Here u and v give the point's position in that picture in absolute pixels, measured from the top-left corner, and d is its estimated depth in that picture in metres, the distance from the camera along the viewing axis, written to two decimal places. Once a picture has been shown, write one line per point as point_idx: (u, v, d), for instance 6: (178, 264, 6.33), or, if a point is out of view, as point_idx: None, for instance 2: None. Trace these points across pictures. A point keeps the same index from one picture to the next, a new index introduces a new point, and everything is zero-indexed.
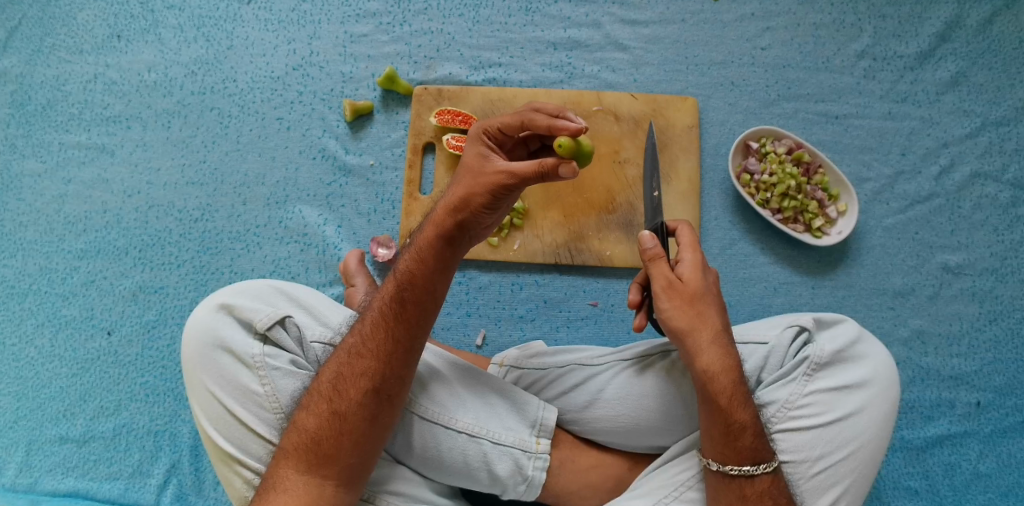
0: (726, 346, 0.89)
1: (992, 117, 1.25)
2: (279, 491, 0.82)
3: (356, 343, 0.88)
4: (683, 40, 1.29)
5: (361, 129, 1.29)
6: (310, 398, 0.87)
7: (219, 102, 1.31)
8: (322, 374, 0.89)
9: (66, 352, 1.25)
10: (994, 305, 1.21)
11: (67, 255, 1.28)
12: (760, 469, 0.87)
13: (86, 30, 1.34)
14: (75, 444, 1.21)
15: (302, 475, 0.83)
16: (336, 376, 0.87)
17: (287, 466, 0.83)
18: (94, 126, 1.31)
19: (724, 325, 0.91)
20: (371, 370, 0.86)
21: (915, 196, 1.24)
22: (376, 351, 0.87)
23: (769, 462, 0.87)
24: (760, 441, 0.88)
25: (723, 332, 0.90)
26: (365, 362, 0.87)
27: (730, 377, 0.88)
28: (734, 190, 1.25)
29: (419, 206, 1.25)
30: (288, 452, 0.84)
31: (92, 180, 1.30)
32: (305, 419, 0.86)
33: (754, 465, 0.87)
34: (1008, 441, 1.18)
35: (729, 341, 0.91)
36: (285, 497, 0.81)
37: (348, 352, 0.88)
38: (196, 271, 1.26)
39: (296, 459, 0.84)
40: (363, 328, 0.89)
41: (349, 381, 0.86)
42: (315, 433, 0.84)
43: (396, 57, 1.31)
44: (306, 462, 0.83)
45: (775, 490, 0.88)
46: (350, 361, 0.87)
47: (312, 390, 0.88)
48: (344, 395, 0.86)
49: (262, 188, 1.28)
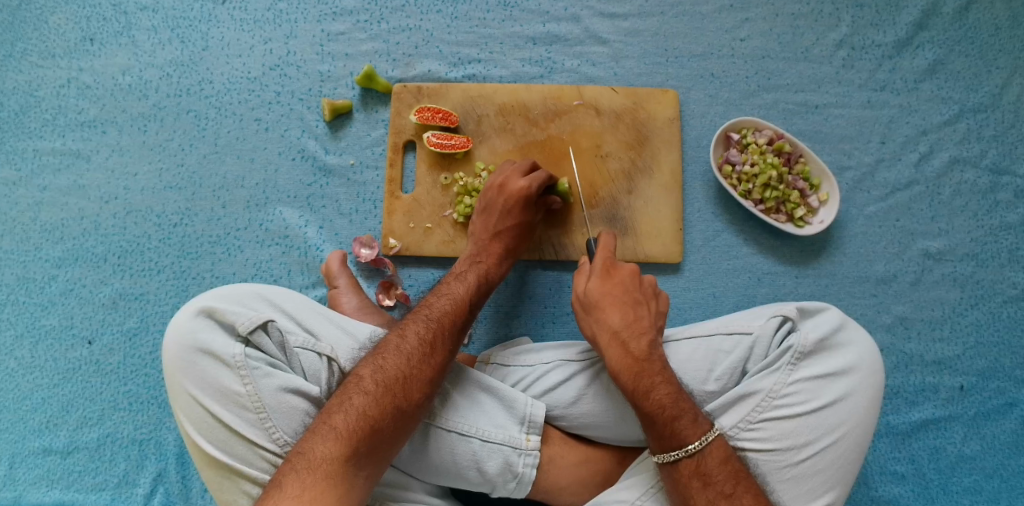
0: (628, 343, 0.97)
1: (970, 104, 1.26)
2: (319, 473, 0.80)
3: (423, 348, 0.92)
4: (662, 33, 1.29)
5: (340, 128, 1.28)
6: (374, 385, 0.87)
7: (195, 104, 1.30)
8: (386, 365, 0.89)
9: (47, 363, 1.23)
10: (975, 290, 1.22)
11: (45, 264, 1.26)
12: (681, 453, 0.89)
13: (57, 34, 1.31)
14: (59, 456, 1.20)
15: (344, 459, 0.81)
16: (405, 374, 0.89)
17: (331, 447, 0.81)
18: (69, 132, 1.29)
19: (630, 322, 0.99)
20: (435, 381, 0.91)
21: (896, 184, 1.25)
22: (439, 366, 0.92)
23: (693, 444, 0.89)
24: (678, 424, 0.90)
25: (624, 330, 0.98)
26: (431, 372, 0.91)
27: (629, 367, 0.95)
28: (716, 181, 1.25)
29: (401, 204, 1.24)
30: (339, 433, 0.83)
31: (68, 187, 1.28)
32: (365, 406, 0.85)
33: (677, 450, 0.90)
34: (992, 424, 1.19)
35: (640, 335, 0.98)
36: (323, 480, 0.79)
37: (418, 354, 0.91)
38: (177, 277, 1.25)
39: (345, 443, 0.82)
40: (428, 335, 0.94)
41: (417, 381, 0.89)
42: (375, 423, 0.84)
43: (374, 55, 1.29)
44: (354, 449, 0.82)
45: (710, 473, 0.88)
46: (420, 364, 0.91)
47: (376, 378, 0.88)
48: (410, 395, 0.88)
49: (242, 190, 1.27)
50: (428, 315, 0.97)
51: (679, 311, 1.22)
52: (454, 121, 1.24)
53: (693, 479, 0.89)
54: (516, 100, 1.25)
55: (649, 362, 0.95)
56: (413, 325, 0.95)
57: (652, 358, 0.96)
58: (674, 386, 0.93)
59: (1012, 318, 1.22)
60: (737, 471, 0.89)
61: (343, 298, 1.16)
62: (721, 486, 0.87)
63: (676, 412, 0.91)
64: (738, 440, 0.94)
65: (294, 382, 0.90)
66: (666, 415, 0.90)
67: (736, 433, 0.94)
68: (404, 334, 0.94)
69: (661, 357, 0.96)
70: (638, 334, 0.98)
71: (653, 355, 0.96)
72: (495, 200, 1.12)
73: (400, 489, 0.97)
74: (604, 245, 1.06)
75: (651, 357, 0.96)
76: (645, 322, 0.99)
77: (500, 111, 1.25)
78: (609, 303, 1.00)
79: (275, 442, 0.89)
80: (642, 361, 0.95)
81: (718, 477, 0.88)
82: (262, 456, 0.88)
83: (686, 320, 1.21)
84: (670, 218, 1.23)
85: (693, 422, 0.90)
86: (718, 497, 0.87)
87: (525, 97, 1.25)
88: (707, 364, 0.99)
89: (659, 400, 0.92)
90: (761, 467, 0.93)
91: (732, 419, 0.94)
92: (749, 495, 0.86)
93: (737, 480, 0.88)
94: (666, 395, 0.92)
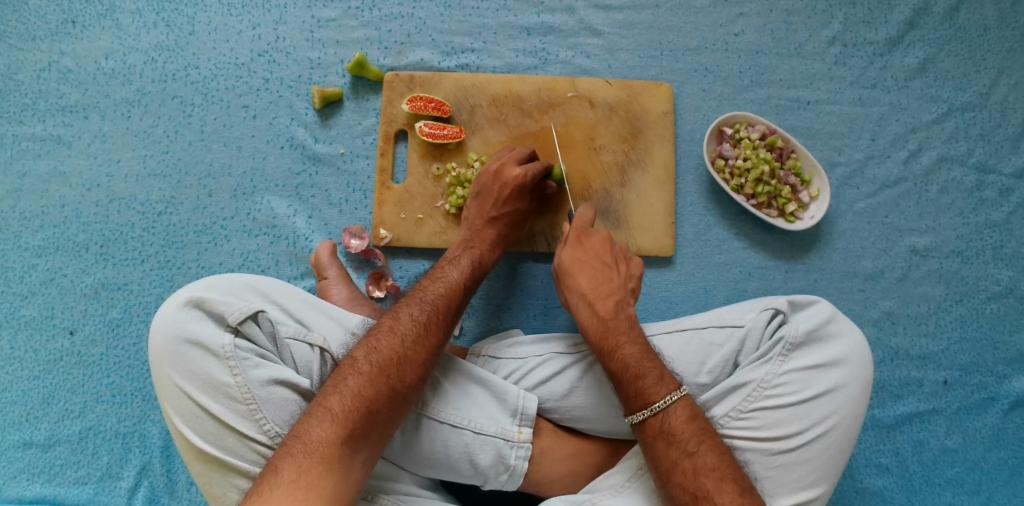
0: (594, 303, 1.01)
1: (958, 103, 1.28)
2: (314, 457, 0.78)
3: (418, 329, 0.91)
4: (656, 26, 1.29)
5: (331, 117, 1.26)
6: (369, 366, 0.86)
7: (181, 90, 1.27)
8: (381, 346, 0.89)
9: (27, 354, 1.20)
10: (960, 286, 1.24)
11: (25, 252, 1.22)
12: (647, 413, 0.90)
13: (38, 16, 1.27)
14: (39, 449, 1.17)
15: (340, 441, 0.80)
16: (399, 355, 0.88)
17: (326, 430, 0.80)
18: (49, 117, 1.26)
19: (598, 285, 1.03)
20: (431, 363, 0.91)
21: (885, 181, 1.26)
22: (434, 348, 0.91)
23: (657, 403, 0.90)
24: (642, 384, 0.91)
25: (591, 293, 1.02)
26: (426, 353, 0.90)
27: (596, 327, 0.98)
28: (708, 176, 1.25)
29: (392, 195, 1.22)
30: (334, 414, 0.82)
31: (49, 173, 1.24)
32: (360, 389, 0.84)
33: (643, 410, 0.90)
34: (974, 418, 1.21)
35: (607, 296, 1.01)
36: (319, 464, 0.78)
37: (413, 335, 0.91)
38: (162, 266, 1.22)
39: (341, 425, 0.81)
40: (422, 317, 0.93)
41: (411, 363, 0.88)
42: (371, 405, 0.83)
43: (365, 42, 1.27)
44: (351, 431, 0.81)
45: (675, 431, 0.88)
46: (415, 345, 0.90)
47: (371, 360, 0.87)
48: (405, 377, 0.87)
49: (229, 178, 1.24)
50: (422, 297, 0.96)
51: (671, 305, 1.22)
52: (446, 111, 1.22)
53: (658, 438, 0.89)
54: (509, 90, 1.24)
55: (615, 319, 0.99)
56: (408, 308, 0.94)
57: (617, 316, 0.99)
58: (639, 344, 0.96)
59: (995, 315, 1.24)
60: (703, 429, 0.89)
61: (333, 289, 1.15)
62: (685, 444, 0.87)
63: (641, 370, 0.93)
64: (728, 428, 0.95)
65: (285, 374, 0.89)
66: (630, 373, 0.93)
67: (727, 422, 0.95)
68: (399, 316, 0.93)
69: (628, 317, 1.00)
70: (605, 296, 1.02)
71: (620, 313, 1.00)
72: (490, 186, 1.10)
73: (390, 481, 0.96)
74: (579, 215, 1.10)
75: (618, 316, 1.00)
76: (614, 283, 1.03)
77: (493, 101, 1.24)
78: (579, 268, 1.04)
79: (266, 435, 0.87)
80: (608, 320, 0.99)
81: (682, 435, 0.88)
82: (254, 448, 0.87)
83: (677, 314, 1.22)
84: (662, 212, 1.23)
85: (658, 381, 0.91)
86: (682, 456, 0.87)
87: (518, 88, 1.24)
88: (699, 357, 0.99)
89: (622, 359, 0.95)
90: (751, 455, 0.94)
91: (722, 408, 0.95)
92: (713, 454, 0.86)
93: (702, 437, 0.88)
94: (631, 353, 0.95)
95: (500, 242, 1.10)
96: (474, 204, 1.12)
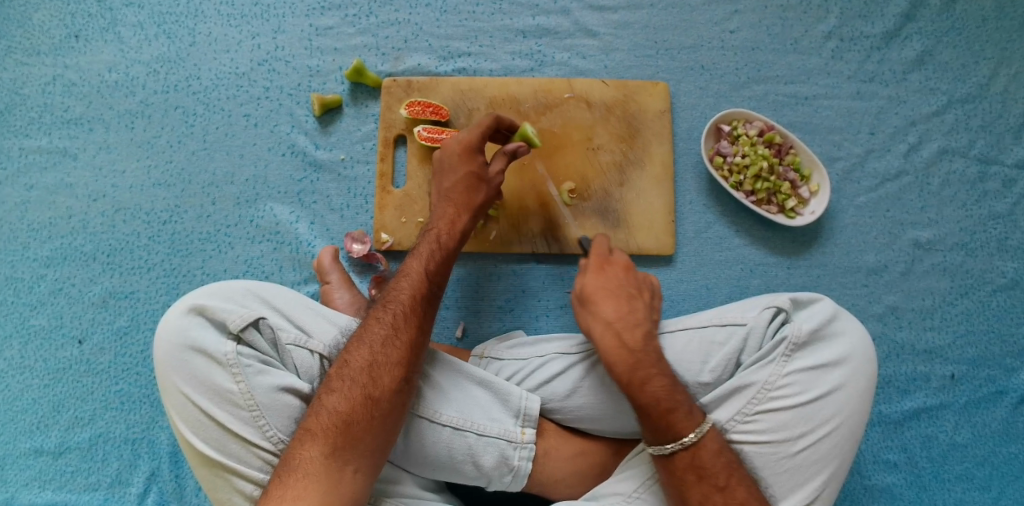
0: (622, 333, 0.97)
1: (958, 95, 1.27)
2: (299, 474, 0.81)
3: (387, 332, 0.91)
4: (652, 25, 1.29)
5: (330, 123, 1.27)
6: (341, 381, 0.87)
7: (183, 100, 1.28)
8: (352, 358, 0.89)
9: (37, 363, 1.22)
10: (965, 279, 1.23)
11: (32, 263, 1.24)
12: (678, 445, 0.89)
13: (43, 31, 1.30)
14: (50, 456, 1.18)
15: (323, 457, 0.82)
16: (372, 362, 0.89)
17: (308, 447, 0.82)
18: (55, 130, 1.28)
19: (624, 314, 0.99)
20: (404, 359, 0.90)
21: (886, 174, 1.25)
22: (407, 343, 0.91)
23: (688, 436, 0.89)
24: (674, 416, 0.90)
25: (618, 321, 0.98)
26: (398, 350, 0.90)
27: (625, 358, 0.94)
28: (707, 173, 1.25)
29: (392, 199, 1.23)
30: (315, 432, 0.83)
31: (56, 185, 1.26)
32: (336, 403, 0.85)
33: (673, 443, 0.89)
34: (983, 412, 1.20)
35: (635, 326, 0.98)
36: (303, 480, 0.80)
37: (381, 339, 0.91)
38: (167, 274, 1.24)
39: (323, 441, 0.82)
40: (390, 319, 0.93)
41: (384, 368, 0.88)
42: (348, 416, 0.84)
43: (363, 49, 1.29)
44: (332, 444, 0.82)
45: (704, 465, 0.88)
46: (384, 348, 0.90)
47: (344, 375, 0.88)
48: (379, 382, 0.87)
49: (232, 186, 1.26)
50: (388, 299, 0.96)
51: (673, 303, 1.22)
52: (445, 115, 1.23)
53: (688, 471, 0.89)
54: (506, 93, 1.25)
55: (644, 353, 0.95)
56: (377, 316, 0.94)
57: (647, 349, 0.96)
58: (668, 378, 0.93)
59: (1002, 307, 1.23)
60: (731, 463, 0.89)
61: (336, 293, 1.16)
62: (715, 479, 0.88)
63: (672, 404, 0.90)
64: (735, 433, 0.94)
65: (287, 380, 0.90)
66: (662, 407, 0.90)
67: (734, 426, 0.94)
68: (367, 324, 0.93)
69: (656, 350, 0.97)
70: (632, 326, 0.98)
71: (649, 346, 0.96)
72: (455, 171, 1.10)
73: (395, 484, 0.96)
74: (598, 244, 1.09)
75: (647, 348, 0.96)
76: (640, 315, 1.00)
77: (490, 105, 1.24)
78: (603, 296, 1.01)
79: (269, 440, 0.88)
80: (637, 352, 0.95)
81: (712, 469, 0.88)
82: (257, 454, 0.88)
83: (679, 312, 1.21)
84: (662, 210, 1.23)
85: (688, 414, 0.90)
86: (713, 490, 0.87)
87: (516, 90, 1.25)
88: (701, 356, 0.99)
89: (654, 392, 0.91)
90: (759, 459, 0.93)
91: (728, 412, 0.94)
92: (741, 489, 0.88)
93: (730, 471, 0.89)
94: (663, 386, 0.92)
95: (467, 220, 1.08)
96: (439, 180, 1.11)
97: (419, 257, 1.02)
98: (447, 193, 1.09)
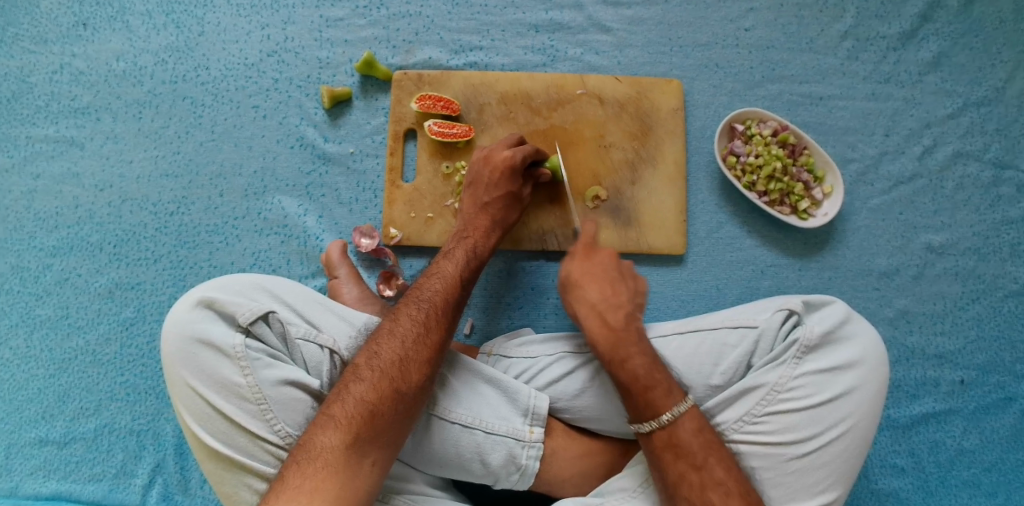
0: (605, 314, 0.99)
1: (974, 97, 1.26)
2: (318, 463, 0.79)
3: (419, 329, 0.91)
4: (666, 22, 1.28)
5: (340, 116, 1.26)
6: (370, 372, 0.86)
7: (191, 91, 1.27)
8: (381, 350, 0.88)
9: (42, 354, 1.21)
10: (977, 284, 1.22)
11: (39, 253, 1.23)
12: (655, 424, 0.90)
13: (50, 19, 1.28)
14: (55, 446, 1.18)
15: (344, 447, 0.80)
16: (401, 356, 0.88)
17: (330, 436, 0.81)
18: (62, 119, 1.26)
19: (607, 296, 1.01)
20: (434, 359, 0.90)
21: (899, 177, 1.24)
22: (438, 343, 0.91)
23: (665, 415, 0.90)
24: (652, 395, 0.91)
25: (601, 303, 1.00)
26: (427, 350, 0.90)
27: (606, 338, 0.97)
28: (720, 173, 1.24)
29: (402, 194, 1.22)
30: (337, 421, 0.82)
31: (62, 175, 1.25)
32: (362, 393, 0.84)
33: (651, 422, 0.91)
34: (991, 418, 1.19)
35: (617, 308, 1.00)
36: (323, 469, 0.79)
37: (413, 335, 0.90)
38: (174, 266, 1.23)
39: (345, 430, 0.81)
40: (422, 316, 0.93)
41: (413, 364, 0.88)
42: (373, 407, 0.83)
43: (374, 41, 1.27)
44: (355, 435, 0.81)
45: (681, 444, 0.89)
46: (416, 345, 0.89)
47: (372, 365, 0.87)
48: (408, 377, 0.87)
49: (239, 178, 1.25)
50: (420, 296, 0.96)
51: (682, 303, 1.21)
52: (455, 110, 1.22)
53: (666, 450, 0.89)
54: (518, 88, 1.23)
55: (626, 331, 0.97)
56: (408, 310, 0.94)
57: (628, 328, 0.98)
58: (649, 356, 0.95)
59: (1013, 312, 1.22)
60: (710, 441, 0.89)
61: (344, 288, 1.15)
62: (692, 457, 0.88)
63: (651, 383, 0.92)
64: (741, 434, 0.94)
65: (295, 375, 0.89)
66: (640, 385, 0.92)
67: (740, 427, 0.94)
68: (398, 318, 0.92)
69: (638, 330, 0.98)
70: (615, 308, 1.00)
71: (629, 326, 0.98)
72: (481, 172, 1.11)
73: (402, 481, 0.96)
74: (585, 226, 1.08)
75: (628, 328, 0.98)
76: (623, 297, 1.01)
77: (502, 99, 1.23)
78: (588, 279, 1.03)
79: (277, 435, 0.87)
80: (618, 330, 0.97)
81: (689, 448, 0.89)
82: (264, 449, 0.87)
83: (688, 313, 1.21)
84: (674, 210, 1.22)
85: (667, 394, 0.91)
86: (689, 469, 0.88)
87: (527, 85, 1.23)
88: (711, 358, 0.98)
89: (634, 369, 0.93)
90: (765, 461, 0.93)
91: (736, 413, 0.94)
92: (720, 468, 0.87)
93: (709, 450, 0.88)
94: (641, 365, 0.93)
95: (499, 231, 1.10)
96: (467, 193, 1.12)
97: (449, 260, 1.03)
98: (478, 201, 1.10)
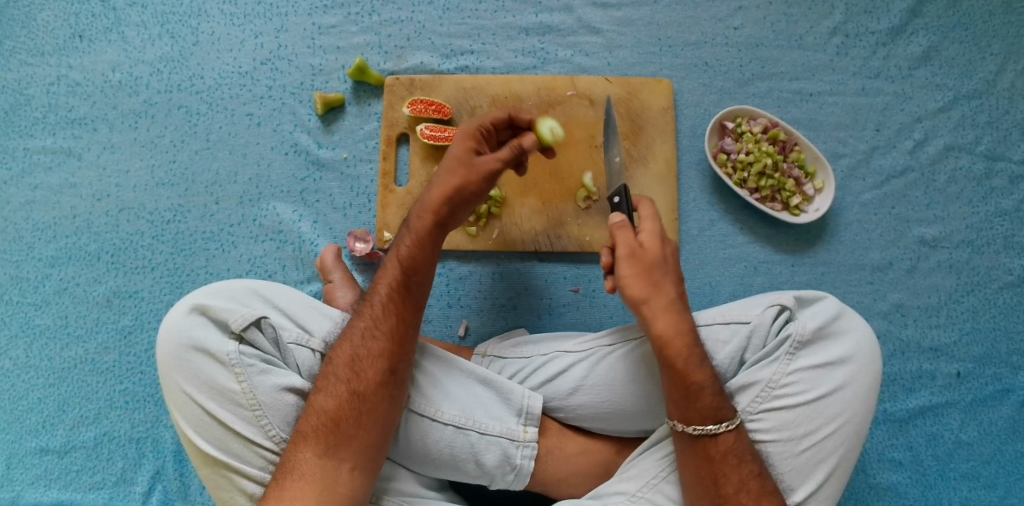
0: (677, 315, 0.91)
1: (964, 91, 1.26)
2: (295, 474, 0.82)
3: (367, 324, 0.91)
4: (655, 22, 1.28)
5: (333, 122, 1.27)
6: (328, 379, 0.88)
7: (186, 100, 1.28)
8: (337, 355, 0.90)
9: (43, 363, 1.22)
10: (971, 276, 1.22)
11: (38, 263, 1.25)
12: (707, 430, 0.88)
13: (47, 31, 1.30)
14: (56, 455, 1.19)
15: (317, 457, 0.83)
16: (354, 357, 0.89)
17: (304, 448, 0.83)
18: (59, 130, 1.28)
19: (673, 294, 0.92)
20: (388, 351, 0.89)
21: (891, 171, 1.25)
22: (390, 335, 0.90)
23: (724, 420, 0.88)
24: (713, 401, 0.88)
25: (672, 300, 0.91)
26: (379, 343, 0.89)
27: (680, 343, 0.89)
28: (711, 171, 1.25)
29: (395, 197, 1.23)
30: (308, 433, 0.84)
31: (61, 185, 1.26)
32: (323, 401, 0.86)
33: (703, 426, 0.88)
34: (989, 410, 1.19)
35: (683, 309, 0.92)
36: (300, 479, 0.81)
37: (362, 333, 0.90)
38: (171, 274, 1.24)
39: (315, 441, 0.84)
40: (372, 311, 0.92)
41: (365, 362, 0.88)
42: (336, 414, 0.85)
43: (366, 47, 1.29)
44: (325, 444, 0.83)
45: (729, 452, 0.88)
46: (366, 342, 0.90)
47: (330, 371, 0.89)
48: (363, 376, 0.87)
49: (235, 186, 1.26)
50: (371, 292, 0.95)
51: None
52: (447, 113, 1.23)
53: (708, 458, 0.88)
54: (509, 91, 1.24)
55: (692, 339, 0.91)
56: (359, 311, 0.93)
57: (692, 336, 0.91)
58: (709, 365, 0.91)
59: (1009, 304, 1.22)
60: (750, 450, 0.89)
61: (338, 291, 1.15)
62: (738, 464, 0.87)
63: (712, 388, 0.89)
64: None
65: (289, 380, 0.90)
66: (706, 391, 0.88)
67: None
68: (352, 318, 0.93)
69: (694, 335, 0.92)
70: (681, 308, 0.92)
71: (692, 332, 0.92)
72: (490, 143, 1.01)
73: (397, 483, 0.96)
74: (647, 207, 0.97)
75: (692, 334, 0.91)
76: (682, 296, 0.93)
77: (493, 102, 1.24)
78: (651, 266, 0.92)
79: (271, 440, 0.88)
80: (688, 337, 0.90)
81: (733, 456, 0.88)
82: (258, 454, 0.88)
83: None
84: (666, 208, 1.22)
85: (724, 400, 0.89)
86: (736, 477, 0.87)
87: (518, 88, 1.25)
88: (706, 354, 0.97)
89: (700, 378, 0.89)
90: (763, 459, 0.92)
91: None
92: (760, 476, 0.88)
93: (749, 460, 0.88)
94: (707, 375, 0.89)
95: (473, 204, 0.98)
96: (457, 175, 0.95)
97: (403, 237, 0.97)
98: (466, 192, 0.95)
